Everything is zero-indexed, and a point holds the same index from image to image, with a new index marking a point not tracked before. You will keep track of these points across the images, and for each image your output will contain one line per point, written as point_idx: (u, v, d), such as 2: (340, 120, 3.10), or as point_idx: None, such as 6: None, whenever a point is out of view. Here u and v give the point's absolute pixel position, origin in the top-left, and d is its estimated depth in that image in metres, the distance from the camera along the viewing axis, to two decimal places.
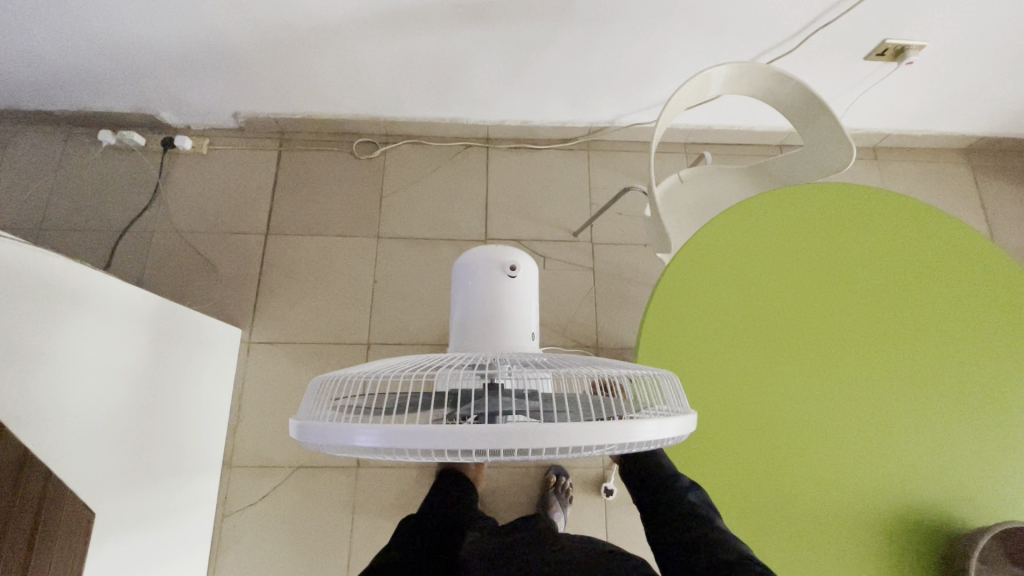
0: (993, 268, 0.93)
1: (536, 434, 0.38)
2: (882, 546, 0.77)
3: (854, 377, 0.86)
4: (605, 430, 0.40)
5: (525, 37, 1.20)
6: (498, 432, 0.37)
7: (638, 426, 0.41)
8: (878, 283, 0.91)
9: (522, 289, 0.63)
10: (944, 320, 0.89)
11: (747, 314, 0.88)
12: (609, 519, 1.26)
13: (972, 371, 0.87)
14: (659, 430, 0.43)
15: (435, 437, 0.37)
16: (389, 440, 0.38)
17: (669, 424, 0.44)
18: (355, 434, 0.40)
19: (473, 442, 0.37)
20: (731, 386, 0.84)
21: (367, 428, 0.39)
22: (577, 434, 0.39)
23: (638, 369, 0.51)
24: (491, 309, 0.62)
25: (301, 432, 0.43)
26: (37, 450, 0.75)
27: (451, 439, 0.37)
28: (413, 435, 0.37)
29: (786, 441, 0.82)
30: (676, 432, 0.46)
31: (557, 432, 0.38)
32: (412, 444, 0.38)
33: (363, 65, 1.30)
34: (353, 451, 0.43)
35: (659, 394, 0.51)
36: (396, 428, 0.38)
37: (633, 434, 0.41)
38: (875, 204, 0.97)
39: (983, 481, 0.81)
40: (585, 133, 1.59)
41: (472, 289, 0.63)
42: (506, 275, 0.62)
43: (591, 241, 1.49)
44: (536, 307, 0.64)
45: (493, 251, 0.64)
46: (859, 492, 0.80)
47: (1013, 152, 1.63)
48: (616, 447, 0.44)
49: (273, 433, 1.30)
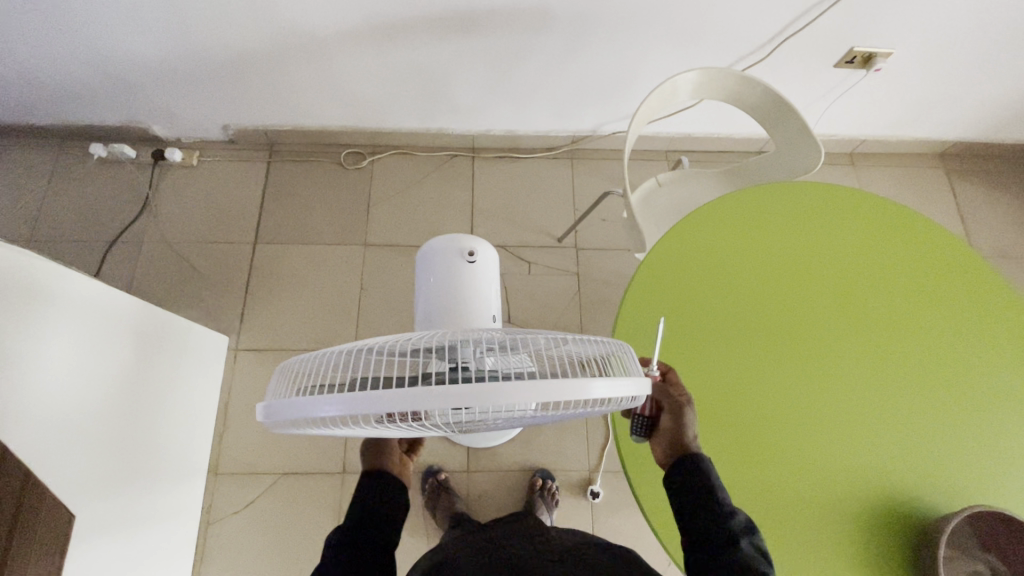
0: (959, 263, 0.96)
1: (490, 393, 0.40)
2: (856, 534, 0.78)
3: (825, 367, 0.88)
4: (555, 387, 0.41)
5: (505, 48, 1.24)
6: (449, 391, 0.39)
7: (591, 384, 0.43)
8: (849, 277, 0.94)
9: (481, 272, 0.65)
10: (913, 313, 0.92)
11: (722, 311, 0.90)
12: (595, 521, 1.26)
13: (939, 358, 0.89)
14: (613, 391, 0.45)
15: (390, 400, 0.39)
16: (346, 407, 0.40)
17: (622, 385, 0.45)
18: (316, 406, 0.41)
19: (426, 402, 0.39)
20: (705, 377, 0.85)
21: (328, 397, 0.40)
22: (526, 392, 0.40)
23: (596, 338, 0.53)
24: (450, 294, 0.64)
25: (267, 413, 0.44)
26: (20, 449, 0.75)
27: (409, 401, 0.39)
28: (372, 399, 0.39)
29: (762, 432, 0.83)
30: (633, 393, 0.47)
31: (505, 390, 0.40)
32: (369, 407, 0.39)
33: (351, 76, 1.33)
34: (319, 425, 0.45)
35: (618, 361, 0.52)
36: (356, 396, 0.40)
37: (585, 392, 0.43)
38: (846, 201, 1.00)
39: (953, 468, 0.82)
40: (569, 142, 1.62)
41: (433, 275, 0.65)
42: (465, 260, 0.65)
43: (575, 246, 1.52)
44: (495, 289, 0.66)
45: (453, 239, 0.66)
46: (832, 480, 0.81)
47: (984, 156, 1.67)
48: (573, 406, 0.45)
49: (260, 440, 1.30)
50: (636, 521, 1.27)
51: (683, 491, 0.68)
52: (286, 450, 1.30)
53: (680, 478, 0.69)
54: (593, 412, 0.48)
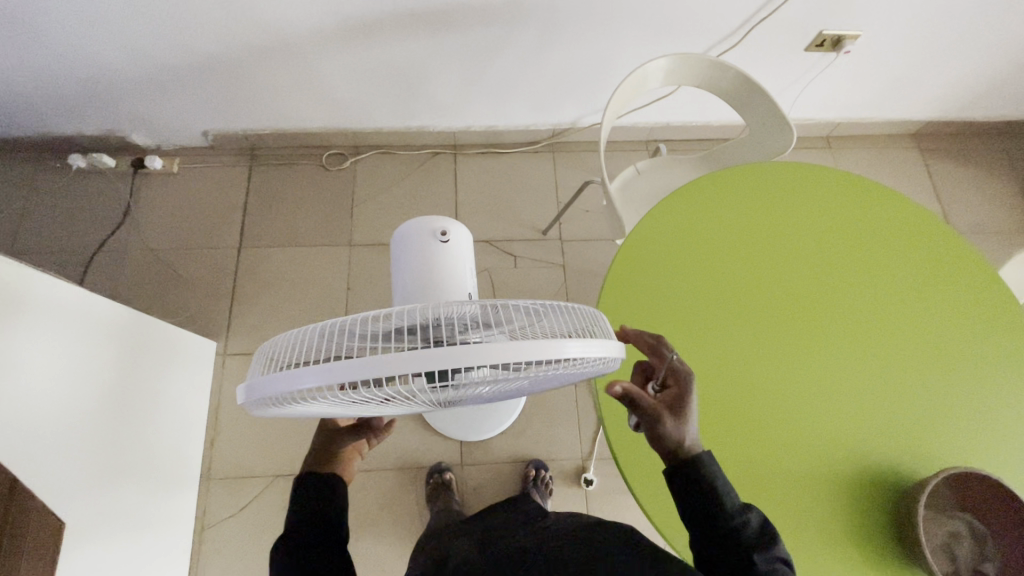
0: (928, 233, 0.98)
1: (462, 354, 0.42)
2: (837, 499, 0.80)
3: (802, 339, 0.90)
4: (523, 348, 0.43)
5: (481, 43, 1.25)
6: (418, 355, 0.41)
7: (559, 344, 0.45)
8: (822, 251, 0.96)
9: (455, 251, 0.66)
10: (884, 283, 0.94)
11: (703, 290, 0.92)
12: (589, 508, 1.27)
13: (915, 324, 0.91)
14: (586, 350, 0.46)
15: (364, 367, 0.41)
16: (323, 376, 0.42)
17: (592, 345, 0.47)
18: (295, 378, 0.43)
19: (398, 365, 0.41)
20: (687, 355, 0.87)
21: (308, 368, 0.42)
22: (493, 352, 0.42)
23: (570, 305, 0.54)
24: (425, 276, 0.64)
25: (249, 392, 0.46)
26: (6, 456, 0.75)
27: (385, 365, 0.42)
28: (349, 366, 0.42)
29: (747, 406, 0.84)
30: (606, 353, 0.49)
31: (472, 352, 0.42)
32: (344, 375, 0.42)
33: (329, 76, 1.34)
34: (302, 400, 0.47)
35: (592, 325, 0.54)
36: (334, 364, 0.42)
37: (554, 350, 0.44)
38: (817, 178, 1.02)
39: (929, 432, 0.84)
40: (550, 136, 1.63)
41: (407, 258, 0.66)
42: (437, 240, 0.65)
43: (560, 238, 1.53)
44: (470, 268, 0.67)
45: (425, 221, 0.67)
46: (813, 449, 0.83)
47: (957, 135, 1.70)
48: (546, 366, 0.47)
49: (253, 443, 1.30)
50: (630, 506, 1.28)
51: (687, 498, 0.61)
52: (279, 453, 1.30)
53: (682, 487, 0.61)
54: (568, 373, 0.50)
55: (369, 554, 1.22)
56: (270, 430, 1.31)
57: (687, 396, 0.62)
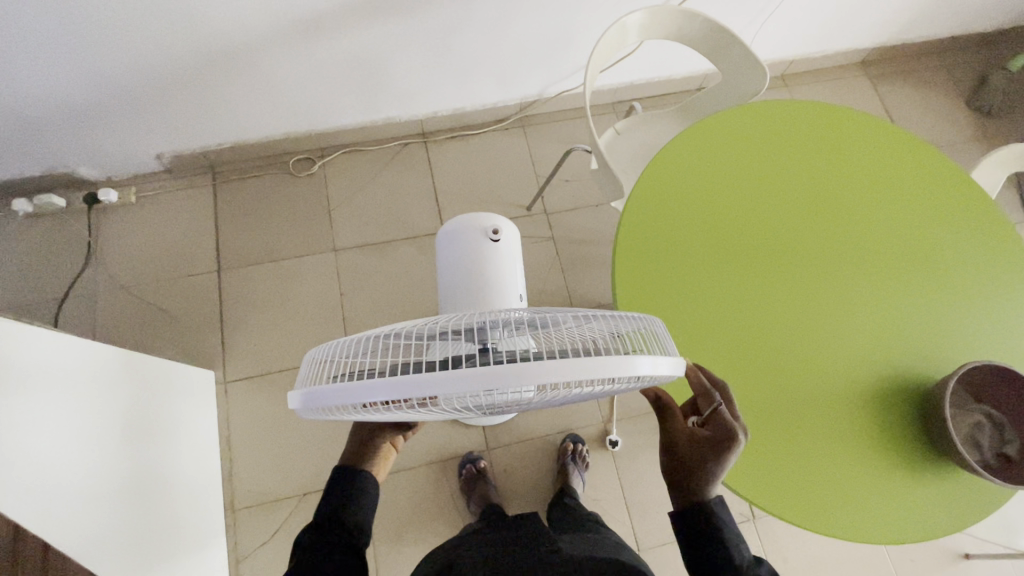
0: (907, 153, 1.02)
1: (528, 369, 0.40)
2: (866, 416, 0.85)
3: (809, 272, 0.93)
4: (598, 365, 0.42)
5: (441, 24, 1.22)
6: (492, 372, 0.39)
7: (633, 362, 0.43)
8: (814, 186, 0.99)
9: (506, 246, 0.79)
10: (876, 207, 0.98)
11: (712, 246, 0.93)
12: (618, 468, 1.31)
13: (916, 256, 0.95)
14: (654, 367, 0.45)
15: (435, 384, 0.39)
16: (390, 393, 0.40)
17: (660, 364, 0.46)
18: (358, 395, 0.41)
19: (470, 382, 0.39)
20: (706, 303, 0.89)
21: (369, 385, 0.40)
22: (568, 369, 0.41)
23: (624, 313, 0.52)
24: (490, 273, 0.78)
25: (306, 400, 0.44)
26: (38, 526, 0.71)
27: (449, 380, 0.39)
28: (421, 384, 0.39)
29: (770, 348, 0.87)
30: (667, 370, 0.47)
31: (548, 368, 0.40)
32: (413, 393, 0.39)
33: (285, 77, 1.27)
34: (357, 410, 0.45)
35: (645, 336, 0.52)
36: (396, 381, 0.39)
37: (628, 368, 0.43)
38: (798, 115, 1.04)
39: (938, 340, 0.89)
40: (518, 110, 1.61)
41: (467, 260, 0.78)
42: (490, 239, 0.78)
43: (545, 212, 1.53)
44: (514, 268, 0.79)
45: (472, 224, 0.79)
46: (837, 373, 0.86)
47: (901, 57, 1.78)
48: (611, 381, 0.46)
49: (273, 466, 1.27)
50: (658, 460, 1.32)
51: (693, 541, 0.65)
52: (302, 471, 1.27)
53: (685, 525, 0.65)
54: (626, 387, 0.49)
55: (413, 553, 1.21)
56: (288, 450, 1.28)
57: (717, 450, 0.62)
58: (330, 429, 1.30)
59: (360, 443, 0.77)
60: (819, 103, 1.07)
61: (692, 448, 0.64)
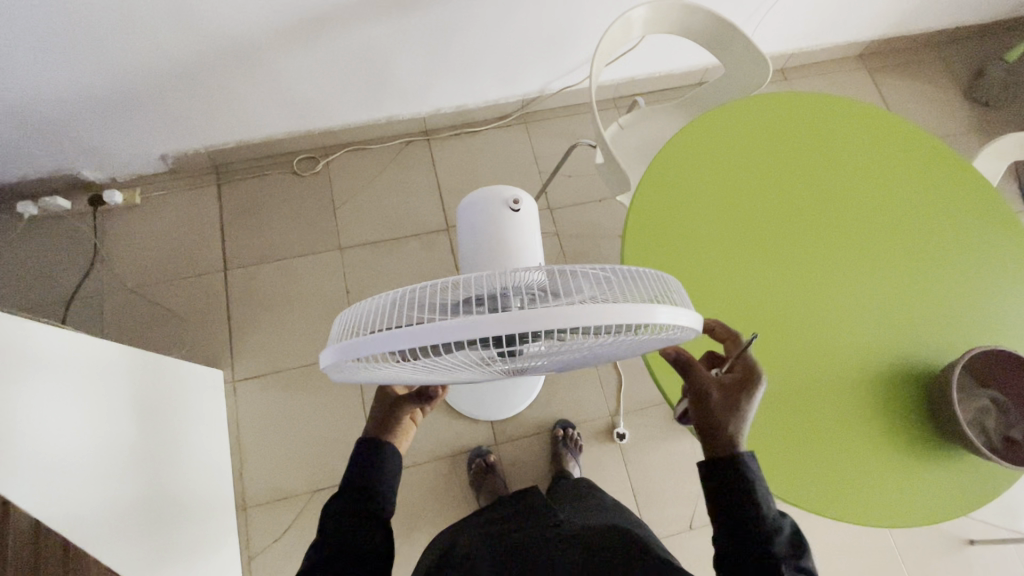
0: (906, 141, 1.04)
1: (548, 316, 0.41)
2: (872, 400, 0.86)
3: (813, 258, 0.94)
4: (621, 309, 0.43)
5: (444, 22, 1.22)
6: (518, 316, 0.40)
7: (653, 309, 0.44)
8: (815, 173, 1.00)
9: (526, 217, 0.80)
10: (876, 194, 0.99)
11: (720, 235, 0.94)
12: (626, 460, 1.32)
13: (919, 241, 0.96)
14: (672, 317, 0.46)
15: (462, 328, 0.40)
16: (420, 338, 0.40)
17: (680, 314, 0.47)
18: (388, 342, 0.41)
19: (495, 327, 0.40)
20: (713, 292, 0.90)
21: (398, 333, 0.41)
22: (591, 314, 0.42)
23: (641, 271, 0.52)
24: (512, 244, 0.78)
25: (335, 355, 0.45)
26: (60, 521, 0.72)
27: (473, 329, 0.40)
28: (449, 327, 0.40)
29: (777, 335, 0.88)
30: (686, 322, 0.48)
31: (571, 312, 0.41)
32: (442, 336, 0.40)
33: (289, 77, 1.28)
34: (384, 363, 0.46)
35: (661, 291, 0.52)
36: (424, 328, 0.40)
37: (649, 315, 0.44)
38: (797, 105, 1.06)
39: (940, 324, 0.91)
40: (520, 107, 1.61)
41: (489, 232, 0.78)
42: (511, 210, 0.78)
43: (549, 207, 1.53)
44: (533, 238, 0.80)
45: (493, 196, 0.79)
46: (842, 357, 0.88)
47: (899, 50, 1.79)
48: (630, 331, 0.47)
49: (283, 463, 1.27)
50: (665, 450, 1.33)
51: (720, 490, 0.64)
52: (312, 468, 1.27)
53: (715, 477, 0.64)
54: (644, 339, 0.50)
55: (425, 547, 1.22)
56: (298, 446, 1.29)
57: (746, 389, 0.65)
58: (340, 425, 1.31)
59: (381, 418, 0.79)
60: (817, 95, 1.09)
61: (724, 397, 0.65)
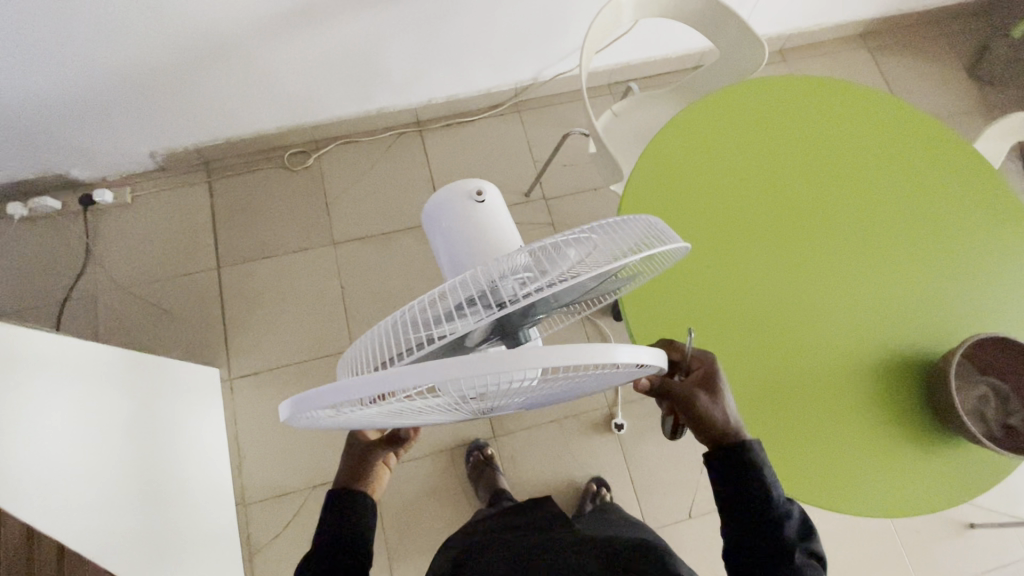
0: (905, 125, 1.01)
1: (518, 357, 0.37)
2: (872, 391, 0.85)
3: (813, 248, 0.92)
4: (586, 349, 0.39)
5: (433, 11, 1.20)
6: (489, 358, 0.36)
7: (618, 350, 0.41)
8: (813, 160, 0.97)
9: (493, 207, 0.76)
10: (875, 180, 0.97)
11: (719, 230, 0.91)
12: (625, 451, 1.31)
13: (924, 239, 0.93)
14: (635, 355, 0.43)
15: (426, 373, 0.36)
16: (377, 385, 0.37)
17: (644, 352, 0.44)
18: (347, 390, 0.38)
19: (462, 367, 0.36)
20: (710, 287, 0.88)
21: (357, 381, 0.37)
22: (558, 354, 0.38)
23: (622, 220, 0.53)
24: (479, 233, 0.74)
25: (297, 406, 0.40)
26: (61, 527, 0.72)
27: (431, 373, 0.36)
28: (411, 372, 0.36)
29: (777, 327, 0.87)
30: (648, 360, 0.45)
31: (542, 352, 0.38)
32: (401, 383, 0.36)
33: (277, 71, 1.25)
34: (344, 409, 0.42)
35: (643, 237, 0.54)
36: (384, 375, 0.36)
37: (615, 355, 0.41)
38: (792, 90, 1.03)
39: (941, 311, 0.89)
40: (513, 95, 1.58)
41: (455, 224, 0.75)
42: (474, 201, 0.75)
43: (544, 197, 1.51)
44: (504, 227, 0.76)
45: (455, 189, 0.77)
46: (841, 347, 0.86)
47: (900, 27, 1.74)
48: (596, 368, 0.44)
49: (282, 460, 1.27)
50: (663, 442, 1.32)
51: (729, 486, 0.66)
52: (311, 464, 1.28)
53: (722, 472, 0.66)
54: (605, 374, 0.47)
55: (425, 540, 1.23)
56: (296, 443, 1.29)
57: (716, 381, 0.67)
58: None
59: (351, 465, 0.78)
60: (813, 79, 1.06)
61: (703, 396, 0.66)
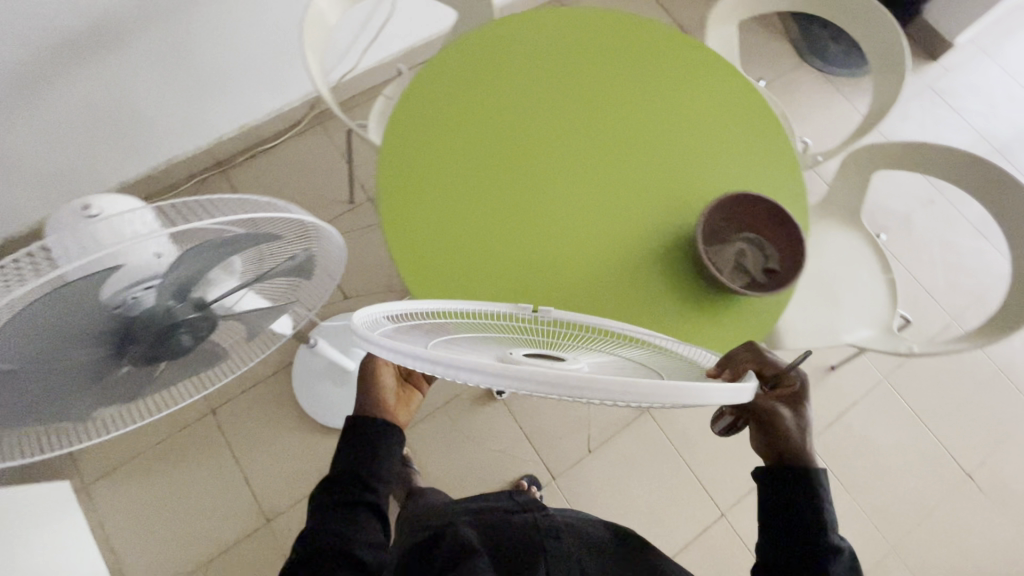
0: (636, 24, 1.01)
1: (599, 382, 0.37)
2: (660, 287, 0.84)
3: (574, 169, 0.90)
4: (676, 391, 0.38)
5: (170, 40, 1.16)
6: (569, 383, 0.37)
7: (719, 394, 0.42)
8: (555, 82, 0.95)
9: None
10: (619, 84, 0.96)
11: (480, 177, 0.89)
12: (513, 413, 1.33)
13: (687, 139, 0.92)
14: (735, 394, 0.45)
15: (492, 375, 0.38)
16: (472, 370, 0.38)
17: (744, 392, 0.46)
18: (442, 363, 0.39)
19: (542, 382, 0.37)
20: (479, 239, 0.85)
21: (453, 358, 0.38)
22: (647, 392, 0.38)
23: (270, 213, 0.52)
24: None
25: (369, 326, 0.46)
26: None
27: (495, 371, 0.38)
28: (511, 371, 0.37)
29: (556, 257, 0.85)
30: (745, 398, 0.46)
31: (628, 385, 0.37)
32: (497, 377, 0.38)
33: (24, 151, 1.16)
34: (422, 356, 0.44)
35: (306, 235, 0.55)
36: (488, 365, 0.38)
37: (710, 397, 0.41)
38: (520, 21, 1.01)
39: (708, 191, 0.89)
40: (309, 109, 1.55)
41: None
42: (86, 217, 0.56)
43: (369, 198, 1.50)
44: None
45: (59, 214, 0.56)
46: (622, 255, 0.86)
47: None
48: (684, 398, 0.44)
49: (167, 546, 1.19)
50: None
51: (790, 497, 0.65)
52: (200, 539, 1.20)
53: (781, 479, 0.66)
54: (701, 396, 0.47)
55: None
56: (178, 524, 1.21)
57: (801, 401, 0.68)
58: (216, 487, 1.23)
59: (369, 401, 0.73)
60: (541, 6, 1.04)
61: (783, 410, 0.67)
